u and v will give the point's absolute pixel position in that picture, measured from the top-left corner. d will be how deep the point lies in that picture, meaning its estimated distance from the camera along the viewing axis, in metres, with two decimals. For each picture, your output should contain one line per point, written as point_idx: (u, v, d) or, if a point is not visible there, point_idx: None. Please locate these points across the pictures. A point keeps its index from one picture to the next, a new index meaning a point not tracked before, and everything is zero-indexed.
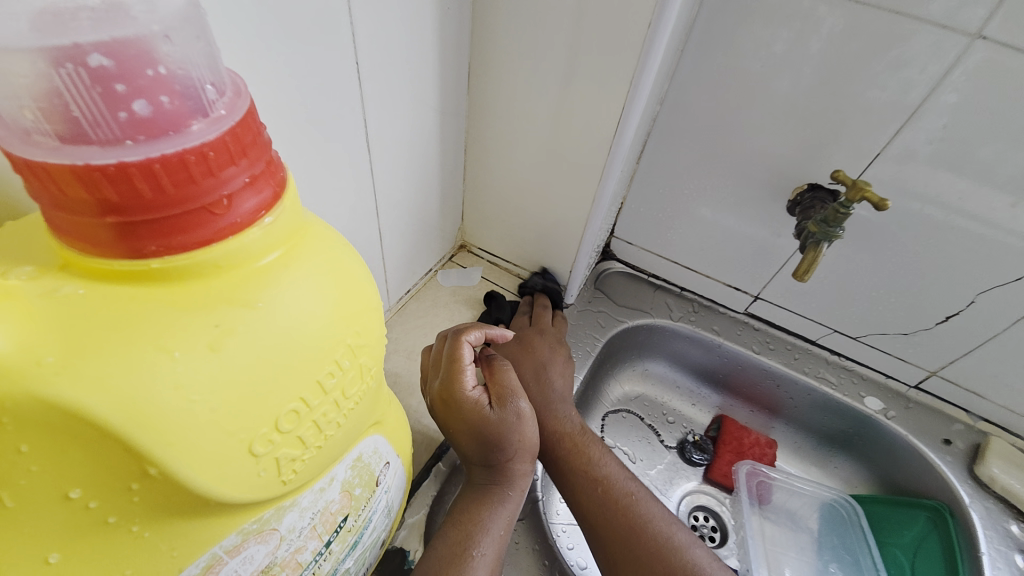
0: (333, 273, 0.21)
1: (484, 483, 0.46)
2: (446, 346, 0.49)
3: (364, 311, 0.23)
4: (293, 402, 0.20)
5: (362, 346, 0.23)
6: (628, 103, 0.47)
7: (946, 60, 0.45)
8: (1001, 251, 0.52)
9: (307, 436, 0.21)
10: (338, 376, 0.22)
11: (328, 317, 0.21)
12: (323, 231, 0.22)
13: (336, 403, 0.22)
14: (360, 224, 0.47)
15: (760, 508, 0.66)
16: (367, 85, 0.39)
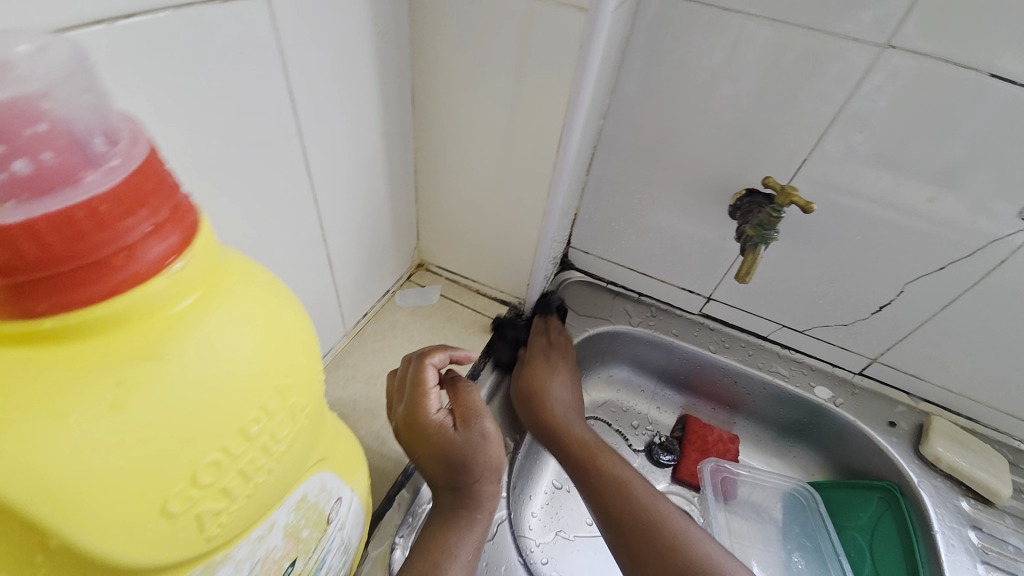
0: (255, 314, 0.20)
1: (450, 508, 0.46)
2: (411, 370, 0.49)
3: (291, 349, 0.22)
4: (213, 453, 0.19)
5: (291, 387, 0.22)
6: (568, 118, 0.48)
7: (858, 68, 0.48)
8: (923, 243, 0.55)
9: (233, 487, 0.20)
10: (264, 421, 0.21)
11: (250, 360, 0.20)
12: (244, 270, 0.22)
13: (265, 449, 0.21)
14: (308, 250, 0.46)
15: (726, 503, 0.68)
16: (303, 110, 0.39)
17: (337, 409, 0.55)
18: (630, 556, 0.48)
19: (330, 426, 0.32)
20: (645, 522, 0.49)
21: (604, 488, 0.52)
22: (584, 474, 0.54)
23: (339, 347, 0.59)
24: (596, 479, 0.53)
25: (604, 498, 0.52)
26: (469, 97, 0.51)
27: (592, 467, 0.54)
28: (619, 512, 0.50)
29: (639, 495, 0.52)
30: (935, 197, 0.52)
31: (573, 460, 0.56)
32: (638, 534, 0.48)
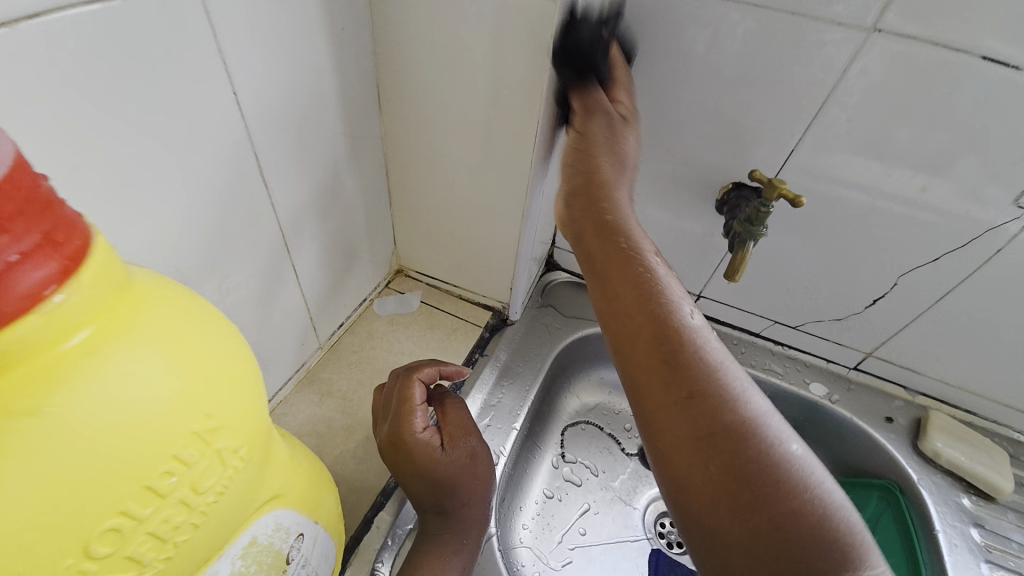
0: (163, 357, 0.20)
1: (437, 532, 0.43)
2: (396, 386, 0.46)
3: (212, 392, 0.21)
4: (112, 518, 0.19)
5: (212, 435, 0.21)
6: (542, 115, 0.45)
7: (844, 55, 0.46)
8: (916, 235, 0.54)
9: (146, 544, 0.20)
10: (181, 474, 0.20)
11: (156, 412, 0.19)
12: (158, 302, 0.21)
13: (184, 504, 0.21)
14: (268, 261, 0.44)
15: None
16: (250, 113, 0.36)
17: (311, 426, 0.52)
18: (664, 417, 0.31)
19: (287, 456, 0.29)
20: (693, 381, 0.31)
21: (649, 322, 0.33)
22: (610, 280, 0.35)
23: (313, 361, 0.57)
24: (619, 273, 0.35)
25: (644, 333, 0.33)
26: (436, 95, 0.48)
27: (620, 259, 0.35)
28: (669, 359, 0.32)
29: (704, 352, 0.32)
30: (927, 186, 0.50)
31: (598, 242, 0.37)
32: (686, 390, 0.31)
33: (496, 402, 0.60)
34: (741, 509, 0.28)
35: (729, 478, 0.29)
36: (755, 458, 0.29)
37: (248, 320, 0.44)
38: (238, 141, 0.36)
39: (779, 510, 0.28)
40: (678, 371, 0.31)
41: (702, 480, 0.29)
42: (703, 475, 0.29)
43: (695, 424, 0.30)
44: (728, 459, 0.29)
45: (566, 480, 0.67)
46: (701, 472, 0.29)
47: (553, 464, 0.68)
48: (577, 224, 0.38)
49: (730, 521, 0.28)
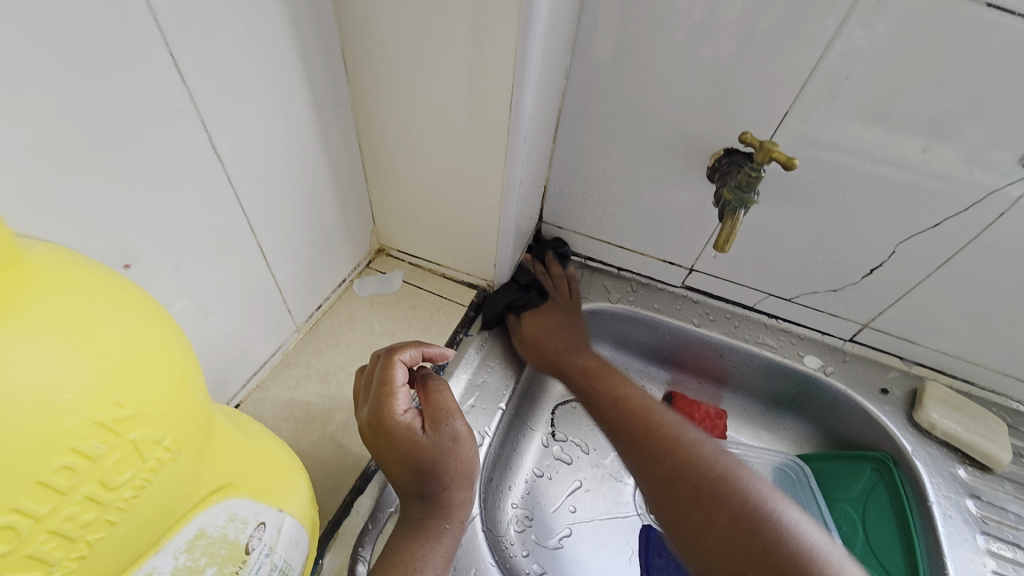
0: (59, 339, 0.18)
1: (419, 518, 0.42)
2: (378, 368, 0.44)
3: (123, 376, 0.19)
4: (4, 516, 0.16)
5: (126, 421, 0.19)
6: (517, 77, 0.41)
7: (842, 3, 0.42)
8: (917, 199, 0.51)
9: (48, 550, 0.18)
10: (85, 468, 0.18)
11: (50, 401, 0.17)
12: (56, 277, 0.19)
13: (93, 501, 0.19)
14: (228, 239, 0.42)
15: None
16: (192, 77, 0.34)
17: (287, 412, 0.51)
18: (654, 497, 0.46)
19: (234, 444, 0.27)
20: (657, 447, 0.48)
21: (629, 423, 0.51)
22: (601, 402, 0.55)
23: (290, 345, 0.55)
24: (599, 395, 0.56)
25: (630, 433, 0.51)
26: (406, 58, 0.45)
27: (596, 384, 0.57)
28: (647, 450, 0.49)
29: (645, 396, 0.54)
30: (930, 147, 0.47)
31: (580, 381, 0.58)
32: (656, 448, 0.48)
33: (481, 381, 0.59)
34: (688, 494, 0.44)
35: (687, 496, 0.44)
36: (678, 431, 0.49)
37: (213, 302, 0.42)
38: (183, 108, 0.34)
39: (729, 506, 0.42)
40: (654, 453, 0.48)
41: (676, 515, 0.44)
42: (674, 501, 0.45)
43: (663, 475, 0.46)
44: (683, 482, 0.45)
45: (556, 459, 0.66)
46: (675, 502, 0.44)
47: (543, 443, 0.67)
48: (559, 367, 0.59)
49: (696, 525, 0.43)
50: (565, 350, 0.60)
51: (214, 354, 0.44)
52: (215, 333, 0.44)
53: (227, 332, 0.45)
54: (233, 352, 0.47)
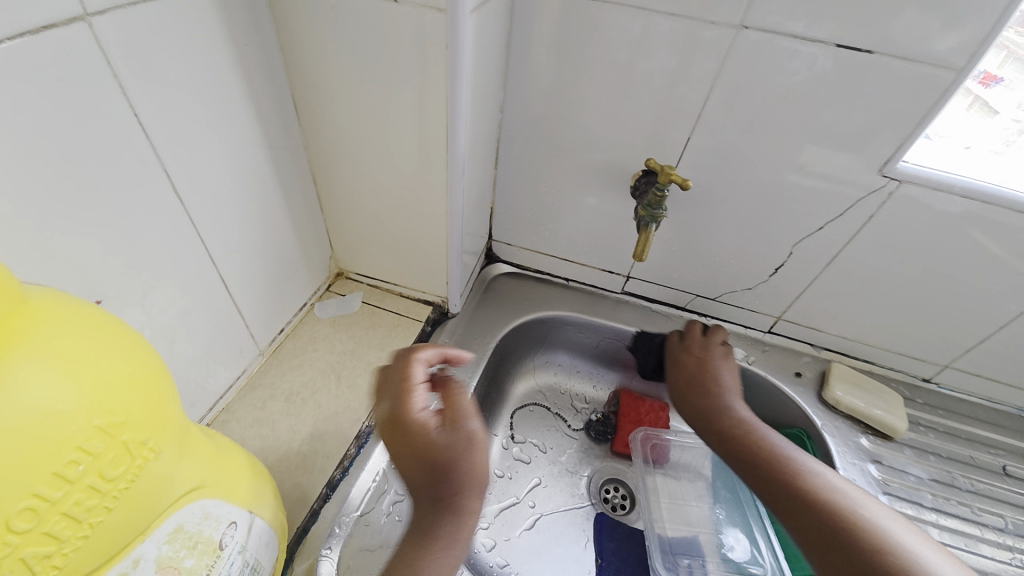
0: (62, 360, 0.22)
1: (428, 523, 0.43)
2: (400, 367, 0.49)
3: (116, 388, 0.23)
4: (26, 500, 0.20)
5: (119, 425, 0.23)
6: (451, 116, 0.48)
7: (720, 49, 0.52)
8: (803, 206, 0.60)
9: (60, 529, 0.22)
10: (88, 463, 0.22)
11: (57, 409, 0.21)
12: (52, 311, 0.23)
13: (95, 489, 0.23)
14: (189, 273, 0.45)
15: (655, 467, 0.71)
16: (154, 129, 0.38)
17: (255, 430, 0.54)
18: (822, 560, 0.44)
19: (207, 451, 0.32)
20: (825, 509, 0.46)
21: (761, 475, 0.52)
22: (745, 457, 0.55)
23: (255, 368, 0.58)
24: (752, 447, 0.55)
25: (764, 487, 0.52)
26: (353, 102, 0.51)
27: (747, 437, 0.56)
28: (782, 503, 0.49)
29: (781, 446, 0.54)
30: (805, 161, 0.57)
31: (727, 434, 0.58)
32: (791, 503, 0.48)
33: None
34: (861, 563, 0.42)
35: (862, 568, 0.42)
36: (841, 498, 0.47)
37: (179, 330, 0.45)
38: (146, 158, 0.38)
39: None
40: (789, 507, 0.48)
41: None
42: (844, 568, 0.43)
43: (827, 538, 0.45)
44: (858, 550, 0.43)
45: (516, 460, 0.71)
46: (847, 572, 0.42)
47: (503, 446, 0.72)
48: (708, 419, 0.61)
49: None
50: (713, 404, 0.61)
51: (182, 377, 0.48)
52: (184, 356, 0.47)
53: (194, 358, 0.48)
54: (202, 375, 0.50)
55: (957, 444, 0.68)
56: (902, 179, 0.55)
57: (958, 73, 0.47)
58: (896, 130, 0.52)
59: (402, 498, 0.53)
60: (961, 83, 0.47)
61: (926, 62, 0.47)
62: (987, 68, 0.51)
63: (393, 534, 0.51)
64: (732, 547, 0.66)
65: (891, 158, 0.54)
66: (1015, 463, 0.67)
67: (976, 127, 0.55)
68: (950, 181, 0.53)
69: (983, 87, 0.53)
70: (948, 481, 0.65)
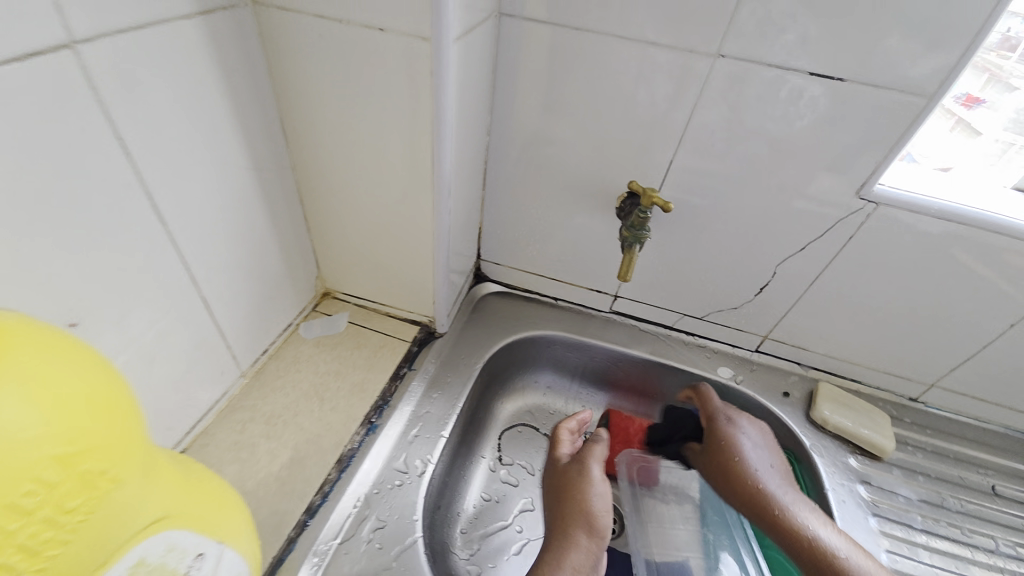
0: (25, 388, 0.21)
1: None
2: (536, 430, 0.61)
3: (78, 416, 0.23)
4: None
5: (80, 455, 0.23)
6: (437, 140, 0.49)
7: (699, 76, 0.53)
8: (785, 226, 0.61)
9: (13, 562, 0.21)
10: (45, 493, 0.22)
11: (13, 438, 0.20)
12: (15, 337, 0.22)
13: (52, 521, 0.22)
14: (169, 294, 0.45)
15: (642, 489, 0.70)
16: (137, 152, 0.38)
17: (233, 453, 0.53)
18: None
19: (174, 481, 0.31)
20: None
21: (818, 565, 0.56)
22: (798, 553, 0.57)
23: (235, 390, 0.57)
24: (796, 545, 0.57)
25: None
26: (339, 126, 0.51)
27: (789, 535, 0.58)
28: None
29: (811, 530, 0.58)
30: (785, 182, 0.58)
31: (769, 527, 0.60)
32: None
33: (424, 412, 0.62)
34: None
35: None
36: None
37: (157, 353, 0.45)
38: (129, 180, 0.38)
39: None
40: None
41: None
42: None
43: None
44: None
45: (503, 483, 0.70)
46: None
47: (490, 468, 0.71)
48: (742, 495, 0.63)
49: None
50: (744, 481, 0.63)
51: (160, 400, 0.47)
52: (163, 378, 0.46)
53: (172, 381, 0.47)
54: (180, 398, 0.49)
55: (946, 464, 0.68)
56: (879, 200, 0.56)
57: (928, 99, 0.49)
58: (871, 154, 0.53)
59: (383, 524, 0.51)
60: (931, 108, 0.49)
61: (897, 89, 0.49)
62: (969, 89, 0.54)
63: (372, 562, 0.49)
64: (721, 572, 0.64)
65: (867, 181, 0.55)
66: (1004, 482, 0.67)
67: (954, 148, 0.57)
68: (925, 203, 0.55)
69: (966, 109, 0.55)
70: (938, 501, 0.64)
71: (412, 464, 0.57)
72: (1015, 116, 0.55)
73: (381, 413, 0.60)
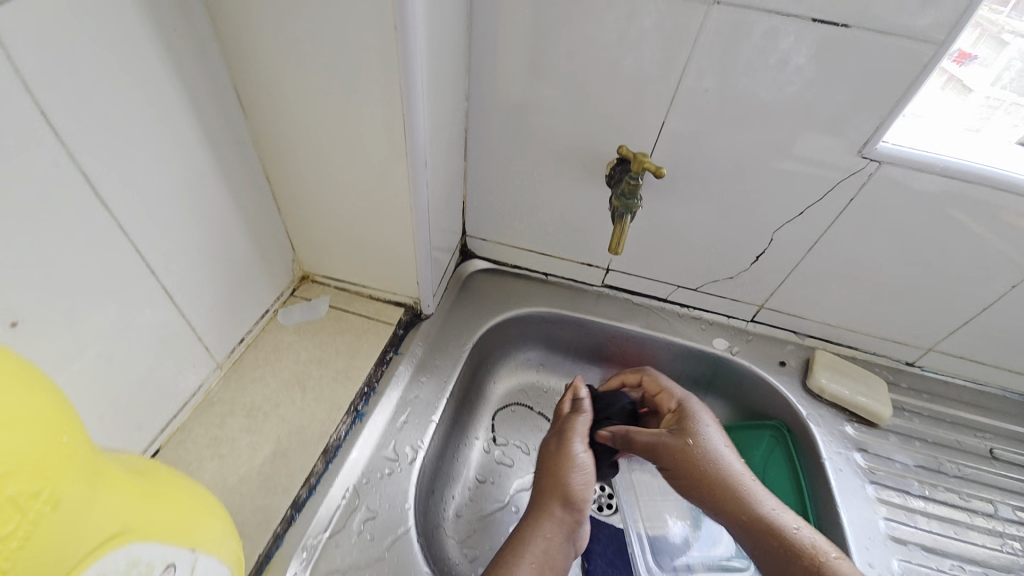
0: None
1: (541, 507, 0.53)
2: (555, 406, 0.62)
3: None
4: None
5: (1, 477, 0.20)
6: (408, 106, 0.45)
7: (692, 28, 0.49)
8: (785, 190, 0.58)
9: None
10: None
11: None
12: None
13: None
14: (125, 286, 0.41)
15: (628, 463, 0.69)
16: (66, 129, 0.34)
17: (212, 450, 0.50)
18: None
19: (130, 492, 0.28)
20: None
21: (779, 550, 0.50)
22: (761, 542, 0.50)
23: (212, 383, 0.54)
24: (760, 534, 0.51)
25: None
26: (301, 95, 0.47)
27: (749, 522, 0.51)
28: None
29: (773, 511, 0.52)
30: (784, 144, 0.55)
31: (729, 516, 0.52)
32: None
33: (413, 397, 0.60)
34: None
35: None
36: None
37: (117, 349, 0.42)
38: (61, 162, 0.34)
39: None
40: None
41: None
42: None
43: None
44: None
45: (497, 463, 0.68)
46: None
47: (484, 449, 0.69)
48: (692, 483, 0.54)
49: None
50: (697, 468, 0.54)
51: (125, 400, 0.44)
52: (127, 377, 0.43)
53: (137, 379, 0.44)
54: (149, 395, 0.47)
55: (943, 429, 0.67)
56: (883, 160, 0.53)
57: (937, 47, 0.45)
58: (877, 109, 0.50)
59: (374, 514, 0.50)
60: (940, 58, 0.45)
61: (906, 37, 0.45)
62: (962, 47, 0.49)
63: (363, 553, 0.47)
64: (716, 543, 0.64)
65: (870, 139, 0.52)
66: (1001, 446, 0.67)
67: (948, 108, 0.53)
68: (930, 160, 0.52)
69: (958, 66, 0.51)
70: (934, 467, 0.64)
71: (402, 451, 0.55)
72: (1009, 70, 0.52)
73: (368, 400, 0.58)
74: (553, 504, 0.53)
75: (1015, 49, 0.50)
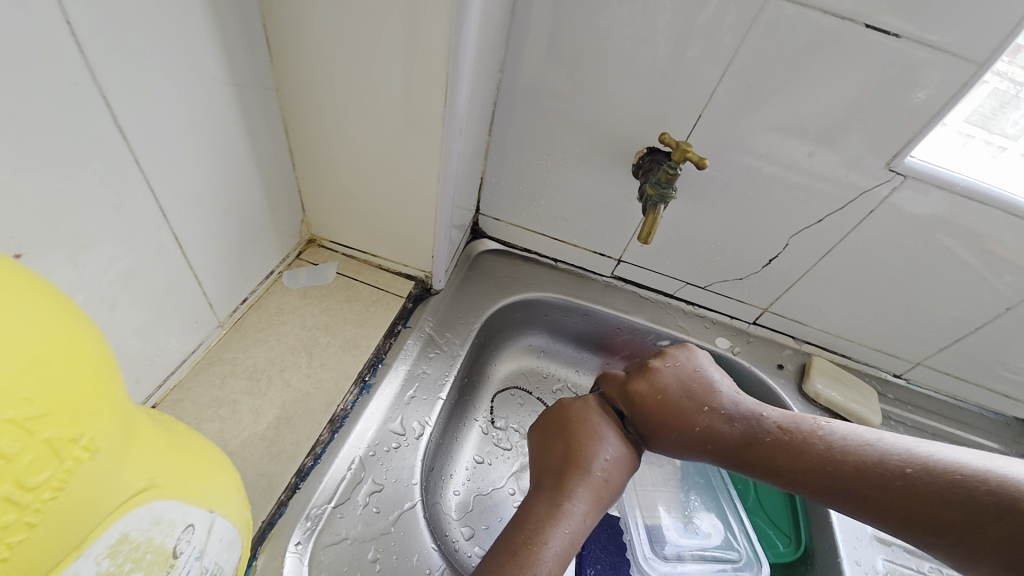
0: None
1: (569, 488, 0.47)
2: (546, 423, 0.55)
3: (31, 368, 0.18)
4: None
5: (42, 417, 0.18)
6: (452, 66, 0.42)
7: (744, 20, 0.47)
8: (810, 198, 0.58)
9: None
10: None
11: None
12: None
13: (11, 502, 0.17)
14: (135, 228, 0.38)
15: None
16: (89, 46, 0.30)
17: (212, 411, 0.48)
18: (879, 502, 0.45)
19: (155, 445, 0.26)
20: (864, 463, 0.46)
21: (855, 469, 0.46)
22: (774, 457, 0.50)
23: (212, 341, 0.51)
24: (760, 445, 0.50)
25: (885, 499, 0.44)
26: (335, 42, 0.44)
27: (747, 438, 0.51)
28: (917, 499, 0.43)
29: (812, 428, 0.50)
30: (814, 152, 0.54)
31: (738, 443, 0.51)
32: (944, 512, 0.42)
33: (421, 372, 0.58)
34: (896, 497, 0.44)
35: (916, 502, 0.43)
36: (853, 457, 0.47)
37: (120, 296, 0.39)
38: (78, 82, 0.31)
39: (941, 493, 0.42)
40: (950, 537, 0.41)
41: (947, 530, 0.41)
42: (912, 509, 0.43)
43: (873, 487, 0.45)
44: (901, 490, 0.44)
45: (496, 445, 0.68)
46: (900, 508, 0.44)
47: (483, 430, 0.69)
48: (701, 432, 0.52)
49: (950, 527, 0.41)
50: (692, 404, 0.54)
51: (122, 352, 0.41)
52: (125, 328, 0.40)
53: (138, 330, 0.41)
54: (146, 348, 0.43)
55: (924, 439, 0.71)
56: (908, 175, 0.53)
57: (978, 67, 0.45)
58: (913, 125, 0.50)
59: (380, 488, 0.49)
60: (980, 77, 0.46)
61: (954, 54, 0.45)
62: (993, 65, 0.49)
63: (368, 527, 0.46)
64: (706, 534, 0.66)
65: (899, 153, 0.52)
66: None
67: (947, 139, 0.54)
68: (950, 179, 0.52)
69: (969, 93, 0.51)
70: None
71: (409, 427, 0.54)
72: (980, 108, 0.53)
73: (375, 372, 0.56)
74: (596, 480, 0.48)
75: (986, 89, 0.52)
